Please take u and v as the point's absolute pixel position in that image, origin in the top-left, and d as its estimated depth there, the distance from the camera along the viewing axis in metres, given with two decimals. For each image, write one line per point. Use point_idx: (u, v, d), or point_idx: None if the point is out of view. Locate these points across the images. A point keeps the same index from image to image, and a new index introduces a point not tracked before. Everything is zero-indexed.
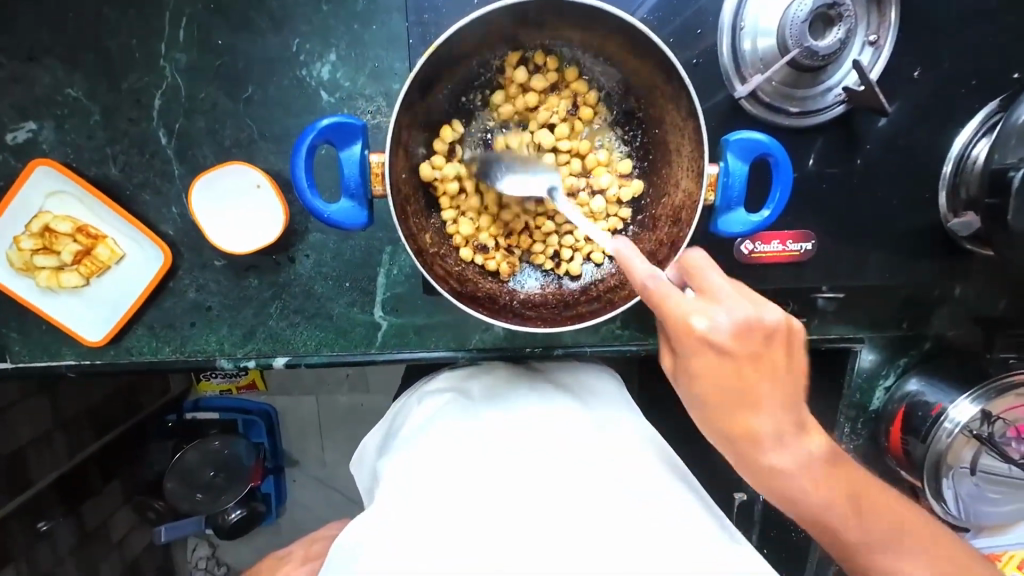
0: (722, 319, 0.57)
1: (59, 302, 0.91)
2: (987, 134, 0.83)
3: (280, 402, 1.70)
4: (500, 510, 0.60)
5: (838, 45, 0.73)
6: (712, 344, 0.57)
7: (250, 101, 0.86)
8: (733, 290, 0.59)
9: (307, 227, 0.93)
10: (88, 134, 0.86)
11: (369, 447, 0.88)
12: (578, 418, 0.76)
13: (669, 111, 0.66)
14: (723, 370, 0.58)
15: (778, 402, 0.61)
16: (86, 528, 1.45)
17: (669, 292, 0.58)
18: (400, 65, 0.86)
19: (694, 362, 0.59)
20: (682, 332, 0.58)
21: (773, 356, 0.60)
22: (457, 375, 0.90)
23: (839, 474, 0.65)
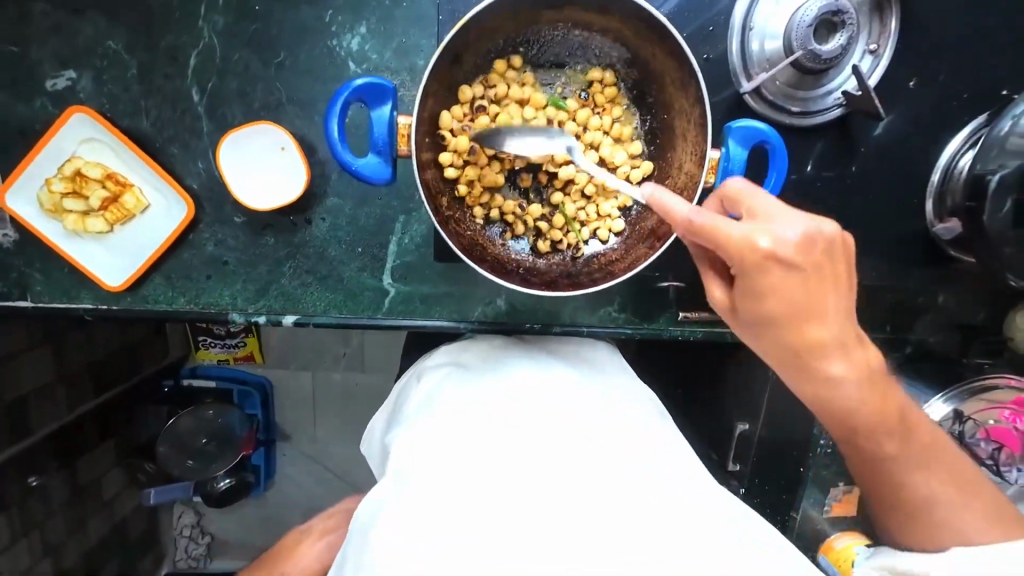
0: (780, 232, 0.60)
1: (83, 246, 0.95)
2: (971, 147, 0.88)
3: (275, 375, 1.75)
4: (505, 479, 0.63)
5: (840, 50, 0.78)
6: (778, 259, 0.59)
7: (282, 66, 0.91)
8: (779, 209, 0.61)
9: (325, 191, 0.97)
10: (125, 86, 0.90)
11: (377, 423, 0.90)
12: (582, 398, 0.78)
13: (678, 97, 0.71)
14: (797, 290, 0.61)
15: (841, 310, 0.64)
16: (79, 482, 1.46)
17: (720, 224, 0.60)
18: (427, 42, 0.90)
19: (764, 282, 0.61)
20: (747, 255, 0.59)
21: (835, 273, 0.63)
22: (457, 351, 0.91)
23: (882, 396, 0.71)
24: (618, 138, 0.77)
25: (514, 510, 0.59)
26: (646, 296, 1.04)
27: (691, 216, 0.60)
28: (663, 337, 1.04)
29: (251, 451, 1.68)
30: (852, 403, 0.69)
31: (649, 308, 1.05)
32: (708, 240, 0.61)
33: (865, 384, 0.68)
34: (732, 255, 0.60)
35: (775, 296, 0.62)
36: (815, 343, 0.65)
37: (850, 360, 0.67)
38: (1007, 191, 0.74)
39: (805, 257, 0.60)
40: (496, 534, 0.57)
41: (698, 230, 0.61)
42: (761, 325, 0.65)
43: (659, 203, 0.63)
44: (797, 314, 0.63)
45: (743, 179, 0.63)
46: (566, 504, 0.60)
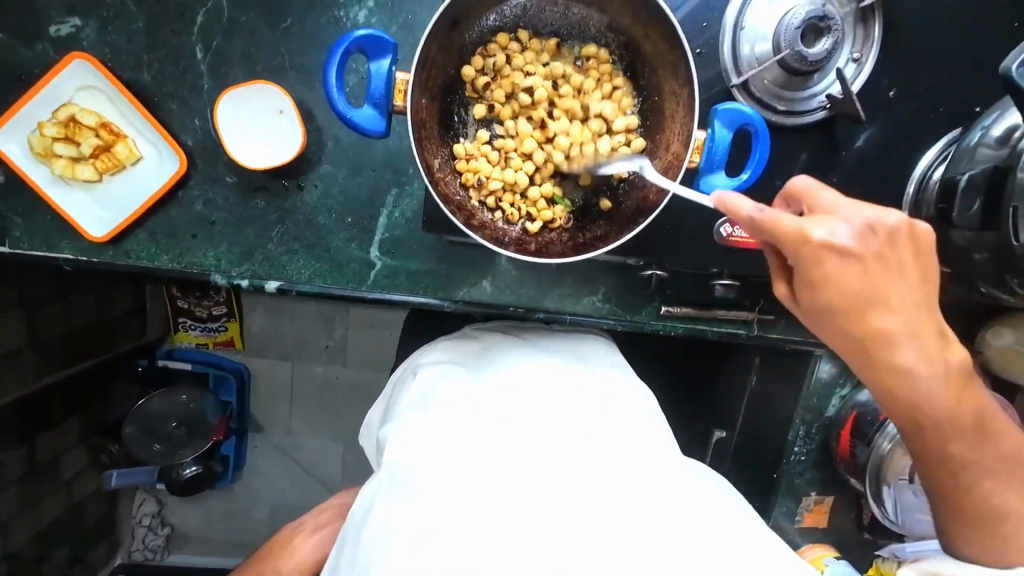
0: (851, 224, 0.59)
1: (69, 193, 0.94)
2: (944, 160, 0.90)
3: (256, 365, 1.72)
4: (503, 471, 0.60)
5: (825, 54, 0.81)
6: (844, 249, 0.59)
7: (288, 32, 0.93)
8: (847, 202, 0.61)
9: (320, 158, 0.97)
10: (129, 38, 0.92)
11: (373, 418, 0.87)
12: (578, 393, 0.77)
13: (669, 79, 0.73)
14: (857, 274, 0.60)
15: (911, 300, 0.62)
16: (36, 461, 1.36)
17: (780, 216, 0.59)
18: (432, 20, 0.93)
19: (816, 267, 0.60)
20: (796, 241, 0.59)
21: (899, 258, 0.61)
22: (453, 346, 0.89)
23: (966, 398, 0.68)
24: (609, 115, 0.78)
25: (515, 503, 0.57)
26: (631, 290, 1.05)
27: (758, 212, 0.59)
28: (645, 330, 1.05)
29: (222, 437, 1.65)
30: (931, 399, 0.67)
31: (633, 301, 1.05)
32: (782, 238, 0.59)
33: (945, 385, 0.66)
34: (792, 245, 0.59)
35: (839, 288, 0.61)
36: (876, 329, 0.63)
37: (924, 351, 0.64)
38: (975, 192, 0.76)
39: (865, 247, 0.59)
40: (498, 529, 0.54)
41: (768, 225, 0.59)
42: (825, 316, 0.64)
43: (728, 205, 0.61)
44: (862, 304, 0.62)
45: (807, 175, 0.63)
46: (569, 497, 0.58)
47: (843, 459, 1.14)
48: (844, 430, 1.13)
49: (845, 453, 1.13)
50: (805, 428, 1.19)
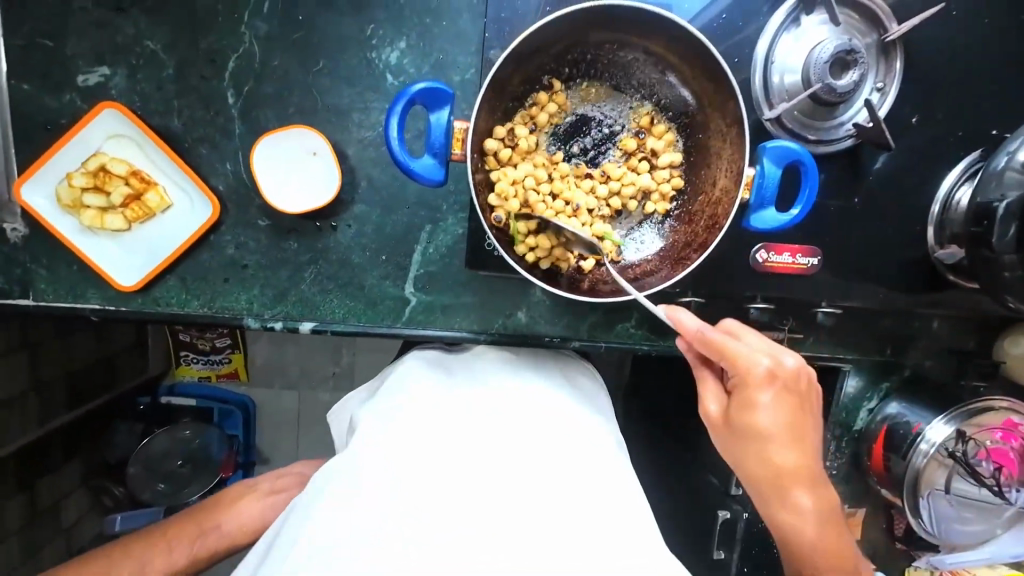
0: (785, 360, 0.73)
1: (97, 242, 0.92)
2: (969, 180, 0.95)
3: (259, 397, 1.69)
4: (468, 472, 0.68)
5: (853, 85, 0.85)
6: (777, 377, 0.72)
7: (320, 74, 0.93)
8: (772, 345, 0.75)
9: (354, 198, 0.97)
10: (159, 85, 0.90)
11: (353, 398, 0.97)
12: (549, 403, 0.85)
13: (715, 117, 0.76)
14: (784, 407, 0.72)
15: (808, 442, 0.75)
16: (38, 508, 1.30)
17: (727, 340, 0.73)
18: (465, 60, 0.93)
19: (757, 394, 0.72)
20: (750, 371, 0.72)
21: (810, 399, 0.75)
22: (434, 355, 0.97)
23: (828, 527, 0.77)
24: (652, 152, 0.80)
25: (475, 502, 0.65)
26: (663, 315, 1.06)
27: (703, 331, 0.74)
28: (679, 354, 1.06)
29: (230, 473, 1.59)
30: (799, 524, 0.76)
31: (664, 326, 1.07)
32: (738, 372, 0.73)
33: (801, 513, 0.76)
34: (739, 368, 0.72)
35: (777, 415, 0.72)
36: (772, 455, 0.74)
37: (818, 495, 0.76)
38: (1010, 217, 0.78)
39: (794, 381, 0.73)
40: (455, 522, 0.62)
41: (708, 341, 0.74)
42: (748, 438, 0.74)
43: (677, 319, 0.77)
44: (790, 434, 0.73)
45: (736, 320, 0.77)
46: (525, 498, 0.67)
47: (877, 474, 1.12)
48: (876, 445, 1.11)
49: (878, 467, 1.11)
50: (837, 443, 1.16)
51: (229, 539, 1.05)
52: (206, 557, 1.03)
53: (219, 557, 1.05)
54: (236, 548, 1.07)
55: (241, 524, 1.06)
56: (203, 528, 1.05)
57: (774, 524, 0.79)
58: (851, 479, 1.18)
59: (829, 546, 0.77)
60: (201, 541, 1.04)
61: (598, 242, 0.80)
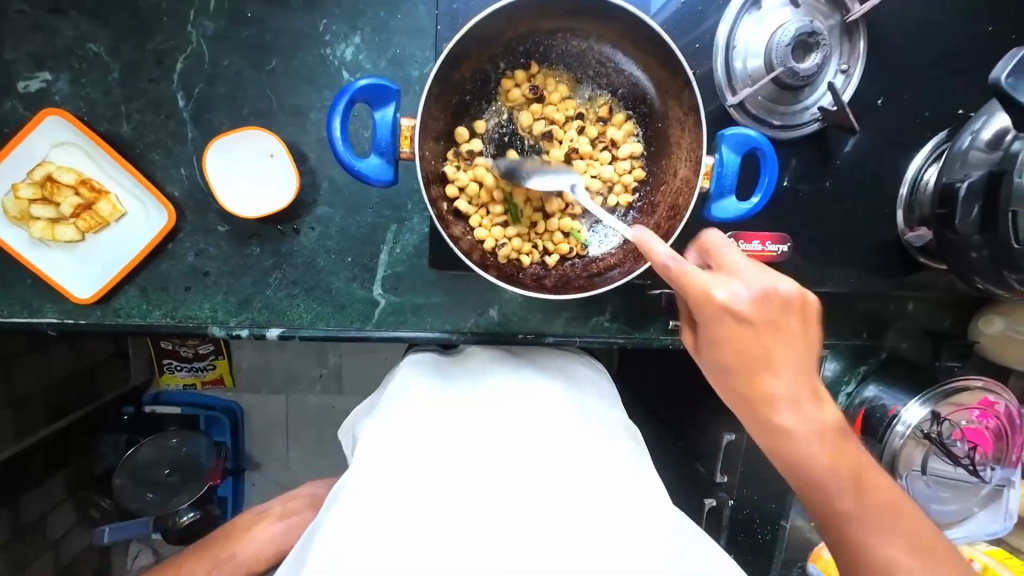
0: (743, 290, 0.64)
1: (50, 255, 0.89)
2: (935, 160, 0.94)
3: (247, 401, 1.66)
4: (474, 482, 0.66)
5: (816, 68, 0.84)
6: (743, 320, 0.64)
7: (273, 73, 0.90)
8: (758, 269, 0.67)
9: (316, 200, 0.95)
10: (105, 89, 0.88)
11: (355, 414, 0.93)
12: (558, 402, 0.82)
13: (673, 106, 0.75)
14: (744, 336, 0.65)
15: (797, 370, 0.67)
16: (22, 522, 1.26)
17: (691, 272, 0.64)
18: (423, 54, 0.91)
19: (715, 330, 0.66)
20: (703, 300, 0.64)
21: (789, 324, 0.66)
22: (437, 362, 0.93)
23: (845, 453, 0.69)
24: (611, 143, 0.80)
25: (482, 514, 0.63)
26: (637, 306, 1.05)
27: (668, 260, 0.65)
28: (654, 346, 1.04)
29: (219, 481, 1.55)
30: (817, 457, 0.68)
31: (639, 316, 1.05)
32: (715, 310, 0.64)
33: (825, 443, 0.68)
34: (691, 298, 0.65)
35: (732, 346, 0.66)
36: (760, 389, 0.67)
37: (803, 415, 0.68)
38: (973, 198, 0.77)
39: (760, 314, 0.64)
40: (465, 538, 0.60)
41: (675, 275, 0.65)
42: (718, 369, 0.69)
43: (648, 247, 0.66)
44: (749, 364, 0.67)
45: (718, 231, 0.70)
46: (537, 504, 0.64)
47: None
48: (854, 429, 1.10)
49: None
50: None
51: (246, 568, 1.01)
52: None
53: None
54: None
55: (254, 553, 1.01)
56: (217, 559, 1.03)
57: (774, 456, 0.72)
58: None
59: (881, 497, 0.68)
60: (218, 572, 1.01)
61: (563, 240, 0.80)
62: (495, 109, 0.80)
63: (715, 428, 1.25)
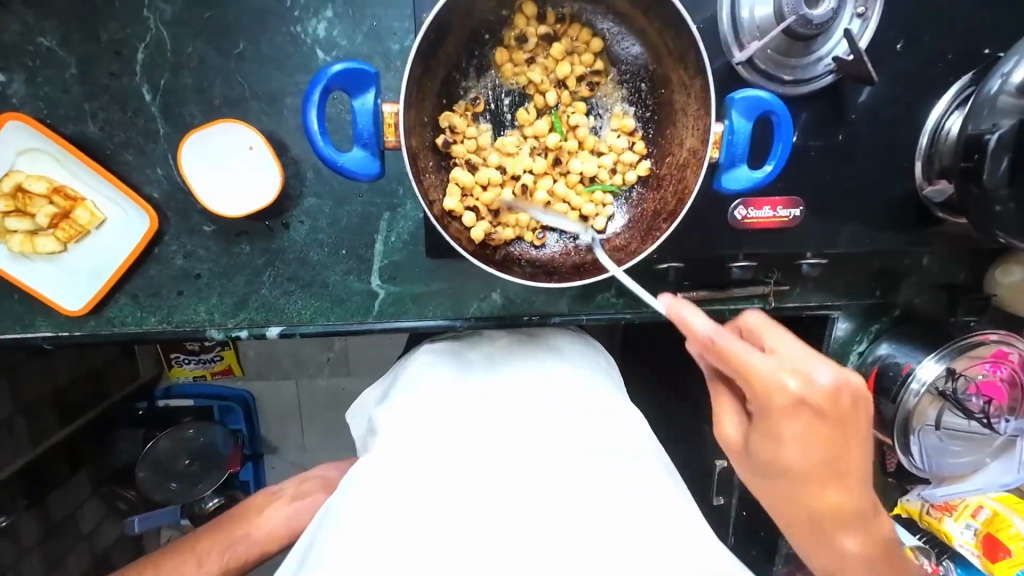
0: (817, 380, 0.56)
1: (34, 268, 0.86)
2: (959, 108, 0.89)
3: (258, 387, 1.54)
4: (479, 471, 0.62)
5: (831, 14, 0.78)
6: (807, 403, 0.56)
7: (242, 57, 0.83)
8: (806, 354, 0.58)
9: (302, 192, 0.90)
10: (64, 88, 0.82)
11: (368, 398, 0.93)
12: (574, 404, 0.76)
13: (675, 70, 0.71)
14: (817, 444, 0.57)
15: (858, 474, 0.60)
16: (52, 520, 1.27)
17: (744, 352, 0.57)
18: (400, 25, 0.84)
19: (784, 426, 0.57)
20: (772, 394, 0.56)
21: (856, 426, 0.58)
22: (454, 346, 0.91)
23: (884, 551, 0.66)
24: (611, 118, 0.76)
25: (477, 516, 0.58)
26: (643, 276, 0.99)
27: (711, 336, 0.59)
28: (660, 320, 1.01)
29: (238, 468, 1.50)
30: (846, 559, 0.65)
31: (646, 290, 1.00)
32: (733, 368, 0.58)
33: (857, 542, 0.64)
34: (756, 389, 0.57)
35: (800, 443, 0.58)
36: (834, 503, 0.60)
37: (857, 526, 0.63)
38: (1003, 150, 0.73)
39: (833, 404, 0.56)
40: (465, 531, 0.56)
41: (719, 351, 0.59)
42: (767, 471, 0.62)
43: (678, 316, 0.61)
44: (826, 475, 0.59)
45: (758, 313, 0.63)
46: (546, 500, 0.59)
47: (869, 415, 1.09)
48: (866, 388, 1.08)
49: (869, 409, 1.08)
50: None
51: (260, 546, 1.02)
52: (238, 563, 1.00)
53: (252, 561, 1.02)
54: (271, 552, 1.04)
55: (269, 531, 1.02)
56: (230, 538, 1.02)
57: (811, 554, 0.67)
58: None
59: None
60: (231, 550, 1.01)
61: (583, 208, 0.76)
62: (486, 82, 0.77)
63: None
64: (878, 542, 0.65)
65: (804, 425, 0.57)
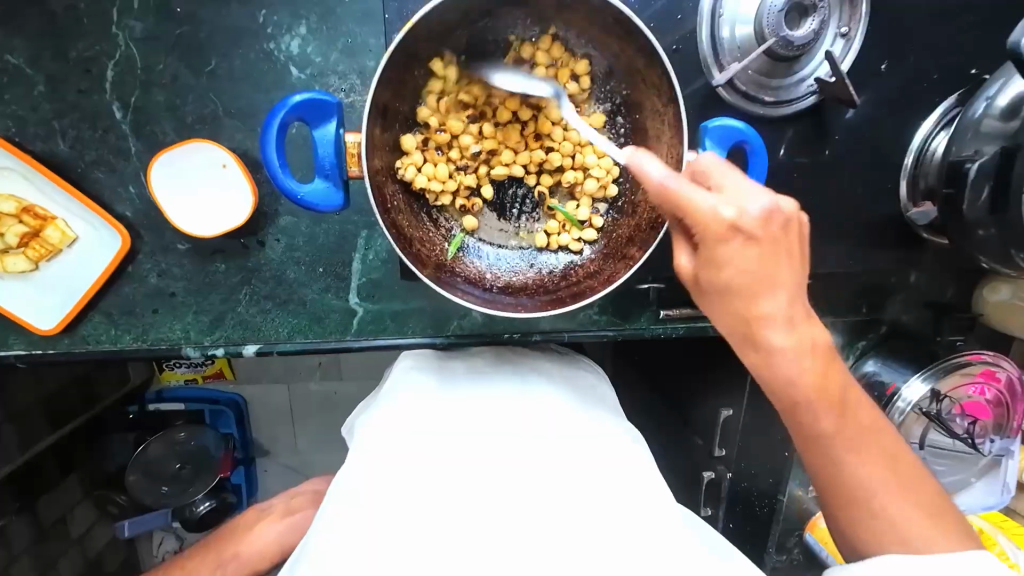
0: (749, 208, 0.57)
1: (6, 287, 0.85)
2: (945, 127, 0.88)
3: (250, 391, 1.52)
4: (478, 487, 0.62)
5: (813, 35, 0.77)
6: (741, 229, 0.57)
7: (215, 74, 0.82)
8: (748, 186, 0.58)
9: (277, 210, 0.88)
10: (33, 106, 0.81)
11: (358, 407, 0.89)
12: (568, 407, 0.78)
13: (649, 97, 0.71)
14: (751, 258, 0.58)
15: (792, 280, 0.60)
16: (41, 525, 1.26)
17: (691, 195, 0.57)
18: (375, 42, 0.82)
19: (720, 250, 0.58)
20: (708, 223, 0.57)
21: (787, 244, 0.60)
22: (439, 359, 0.89)
23: (827, 377, 0.63)
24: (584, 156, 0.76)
25: (470, 532, 0.57)
26: (627, 295, 0.95)
27: (664, 180, 0.57)
28: (648, 337, 0.95)
29: (230, 472, 1.47)
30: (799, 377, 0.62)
31: (632, 308, 0.95)
32: (676, 207, 0.58)
33: (804, 364, 0.61)
34: (695, 221, 0.57)
35: (728, 272, 0.59)
36: (759, 316, 0.60)
37: (795, 332, 0.61)
38: (984, 179, 0.72)
39: (765, 230, 0.58)
40: (465, 539, 0.56)
41: (667, 195, 0.57)
42: (723, 293, 0.61)
43: (637, 167, 0.59)
44: (762, 284, 0.59)
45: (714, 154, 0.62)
46: (533, 499, 0.61)
47: None
48: None
49: None
50: None
51: (251, 565, 0.98)
52: None
53: None
54: (262, 571, 0.99)
55: (261, 548, 0.98)
56: (223, 557, 0.99)
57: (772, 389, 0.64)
58: None
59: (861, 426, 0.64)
60: (222, 570, 0.98)
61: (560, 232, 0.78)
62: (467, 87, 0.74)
63: (713, 406, 1.21)
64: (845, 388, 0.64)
65: (739, 246, 0.57)
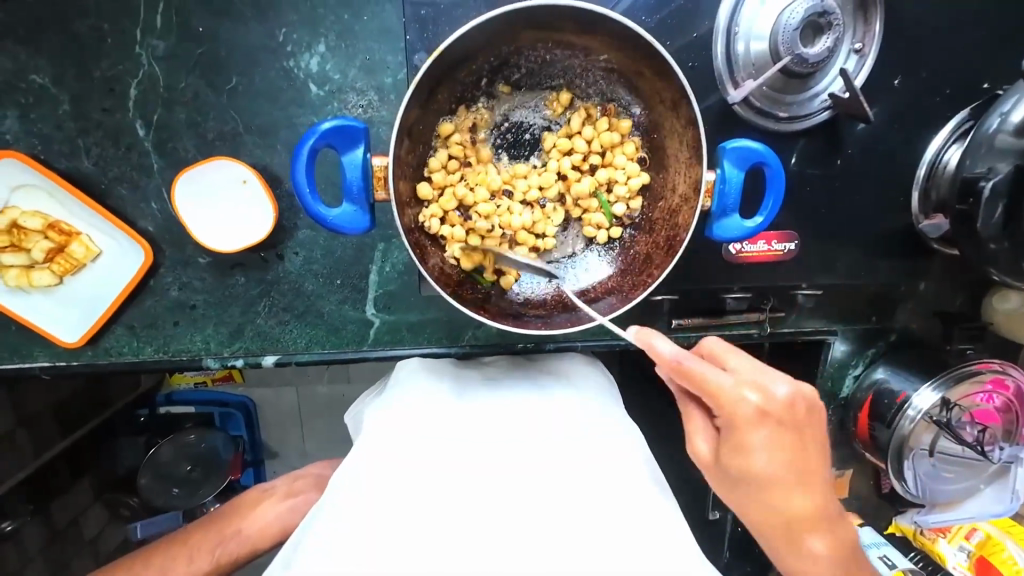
0: (766, 394, 0.62)
1: (31, 301, 0.87)
2: (958, 139, 0.89)
3: (260, 393, 1.52)
4: (485, 490, 0.63)
5: (826, 53, 0.78)
6: (769, 415, 0.62)
7: (235, 92, 0.83)
8: (757, 367, 0.64)
9: (296, 224, 0.89)
10: (57, 124, 0.82)
11: (362, 404, 0.90)
12: (573, 413, 0.79)
13: (669, 118, 0.72)
14: (779, 439, 0.62)
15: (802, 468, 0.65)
16: (56, 528, 1.28)
17: (705, 371, 0.62)
18: (393, 59, 0.83)
19: (750, 431, 0.62)
20: (735, 408, 0.62)
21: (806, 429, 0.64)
22: (449, 364, 0.90)
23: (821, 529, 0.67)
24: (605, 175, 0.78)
25: (475, 532, 0.58)
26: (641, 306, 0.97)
27: (680, 361, 0.63)
28: None
29: (240, 474, 1.47)
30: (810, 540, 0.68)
31: (644, 318, 0.97)
32: (698, 385, 0.63)
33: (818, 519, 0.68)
34: (721, 400, 0.62)
35: (769, 449, 0.63)
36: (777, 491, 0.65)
37: (811, 502, 0.66)
38: (997, 198, 0.73)
39: (785, 412, 0.62)
40: (469, 537, 0.58)
41: (686, 371, 0.63)
42: (741, 479, 0.65)
43: (649, 344, 0.65)
44: (778, 470, 0.64)
45: (718, 341, 0.68)
46: (534, 500, 0.62)
47: (862, 439, 1.07)
48: (861, 413, 1.05)
49: (863, 434, 1.06)
50: None
51: (251, 543, 0.99)
52: (229, 562, 0.97)
53: (242, 561, 0.99)
54: (260, 551, 1.00)
55: (261, 527, 0.99)
56: (223, 533, 1.00)
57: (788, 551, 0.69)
58: (839, 441, 1.14)
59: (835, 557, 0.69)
60: (222, 548, 0.98)
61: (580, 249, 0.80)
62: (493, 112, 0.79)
63: None
64: (834, 541, 0.68)
65: (766, 430, 0.62)
